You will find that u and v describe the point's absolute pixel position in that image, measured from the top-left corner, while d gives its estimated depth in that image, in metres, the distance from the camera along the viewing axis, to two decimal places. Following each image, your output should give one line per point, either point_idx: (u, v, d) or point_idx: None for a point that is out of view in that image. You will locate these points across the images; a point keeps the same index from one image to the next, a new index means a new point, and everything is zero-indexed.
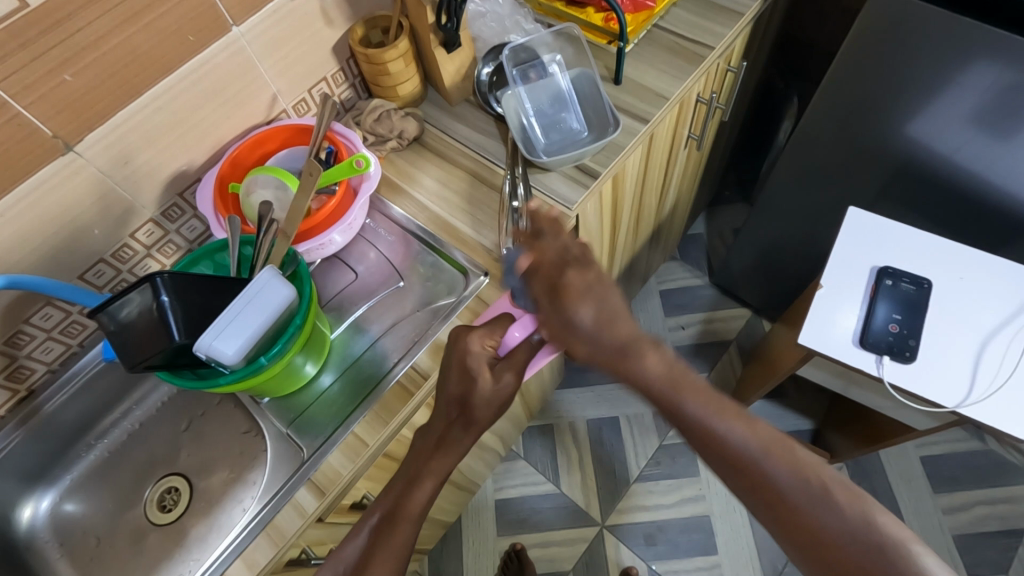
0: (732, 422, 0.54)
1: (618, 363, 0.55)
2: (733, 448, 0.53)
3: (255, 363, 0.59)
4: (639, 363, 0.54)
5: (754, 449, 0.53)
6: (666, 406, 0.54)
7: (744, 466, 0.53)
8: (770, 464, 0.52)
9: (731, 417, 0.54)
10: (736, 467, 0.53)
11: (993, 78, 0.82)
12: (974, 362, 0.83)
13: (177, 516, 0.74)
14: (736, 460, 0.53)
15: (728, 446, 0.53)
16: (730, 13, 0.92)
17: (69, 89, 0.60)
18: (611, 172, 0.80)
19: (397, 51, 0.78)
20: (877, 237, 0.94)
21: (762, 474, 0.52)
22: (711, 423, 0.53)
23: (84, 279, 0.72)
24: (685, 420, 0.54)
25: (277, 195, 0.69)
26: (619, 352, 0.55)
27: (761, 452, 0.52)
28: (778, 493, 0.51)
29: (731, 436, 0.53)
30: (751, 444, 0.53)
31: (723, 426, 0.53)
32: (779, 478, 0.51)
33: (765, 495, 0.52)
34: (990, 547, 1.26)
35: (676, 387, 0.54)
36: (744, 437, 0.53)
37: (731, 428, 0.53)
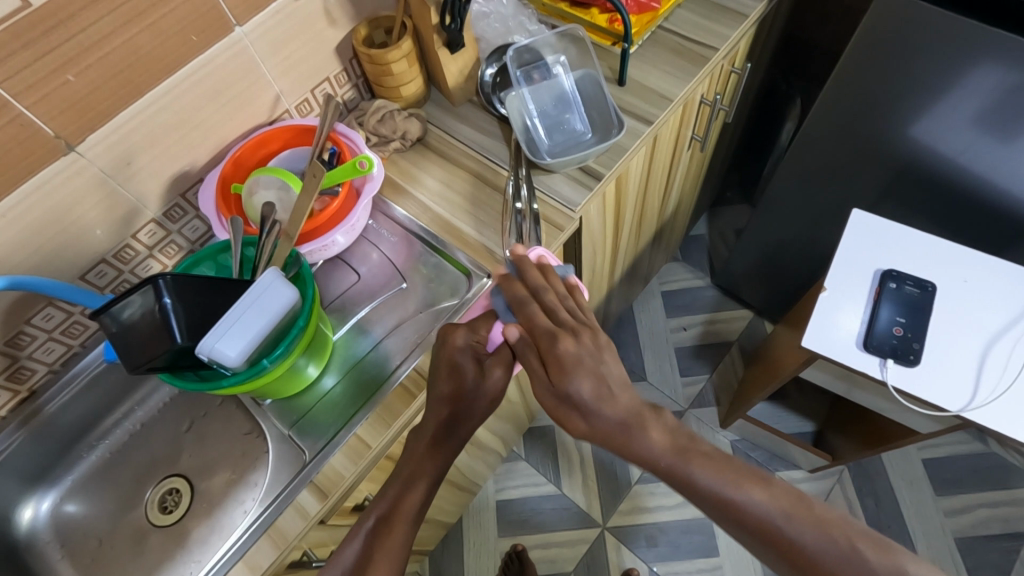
0: (750, 489, 0.52)
1: (620, 439, 0.54)
2: (755, 517, 0.50)
3: (257, 366, 0.59)
4: (640, 437, 0.54)
5: (774, 513, 0.50)
6: (677, 479, 0.53)
7: (770, 534, 0.50)
8: (784, 536, 0.49)
9: (746, 482, 0.52)
10: (762, 536, 0.50)
11: (998, 81, 0.82)
12: (978, 366, 0.82)
13: (178, 518, 0.74)
14: (760, 531, 0.50)
15: (748, 512, 0.51)
16: (734, 14, 0.91)
17: (71, 89, 0.59)
18: (615, 173, 0.80)
19: (400, 52, 0.78)
20: (881, 239, 0.93)
21: (788, 540, 0.49)
22: (727, 494, 0.52)
23: (85, 280, 0.71)
24: (701, 496, 0.52)
25: (280, 196, 0.68)
26: (620, 427, 0.54)
27: (782, 513, 0.50)
28: (808, 557, 0.48)
29: (751, 503, 0.51)
30: (773, 509, 0.51)
31: (742, 495, 0.51)
32: (808, 542, 0.49)
33: (794, 562, 0.49)
34: (992, 550, 1.26)
35: (684, 457, 0.53)
36: (762, 502, 0.51)
37: (751, 495, 0.51)
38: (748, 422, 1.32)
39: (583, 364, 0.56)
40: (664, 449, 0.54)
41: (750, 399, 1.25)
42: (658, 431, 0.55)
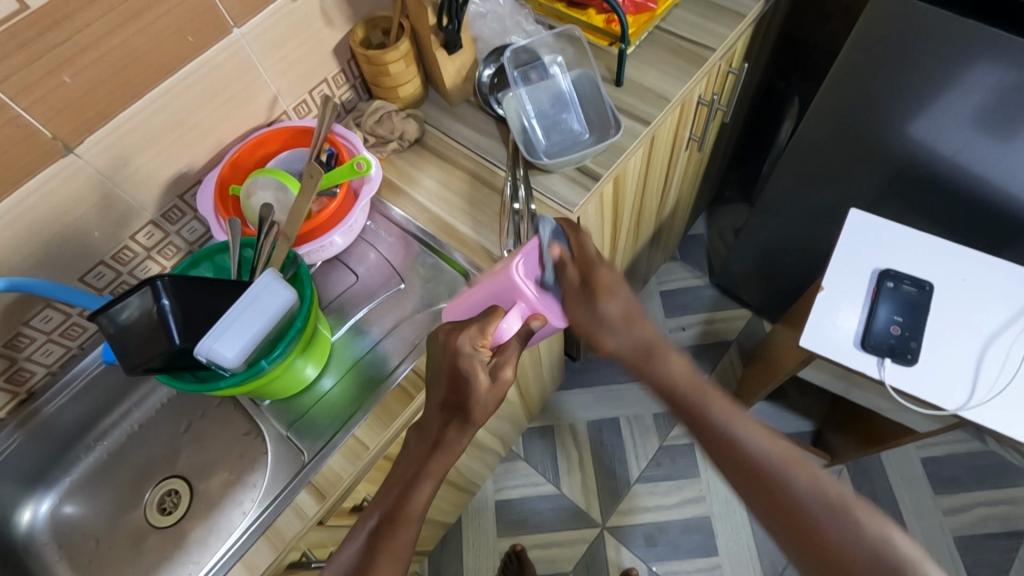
0: (754, 432, 0.55)
1: (641, 364, 0.61)
2: (750, 456, 0.54)
3: (255, 367, 0.59)
4: (659, 365, 0.60)
5: (775, 459, 0.54)
6: (689, 406, 0.58)
7: (766, 475, 0.53)
8: (781, 482, 0.52)
9: (753, 425, 0.56)
10: (759, 478, 0.53)
11: (995, 79, 0.82)
12: (975, 365, 0.82)
13: (177, 519, 0.74)
14: (757, 470, 0.53)
15: (746, 455, 0.54)
16: (732, 14, 0.92)
17: (68, 91, 0.60)
18: (613, 173, 0.80)
19: (397, 52, 0.78)
20: (879, 238, 0.93)
21: (783, 482, 0.52)
22: (725, 433, 0.56)
23: (83, 281, 0.71)
24: (709, 431, 0.57)
25: (278, 197, 0.68)
26: (642, 352, 0.61)
27: (776, 461, 0.53)
28: (801, 509, 0.51)
29: (751, 447, 0.55)
30: (773, 454, 0.54)
31: (743, 435, 0.55)
32: (801, 493, 0.51)
33: (782, 507, 0.51)
34: (990, 549, 1.26)
35: (699, 392, 0.58)
36: (766, 447, 0.54)
37: (753, 437, 0.55)
38: None
39: (617, 292, 0.63)
40: (678, 377, 0.60)
41: (748, 398, 1.25)
42: (678, 361, 0.60)
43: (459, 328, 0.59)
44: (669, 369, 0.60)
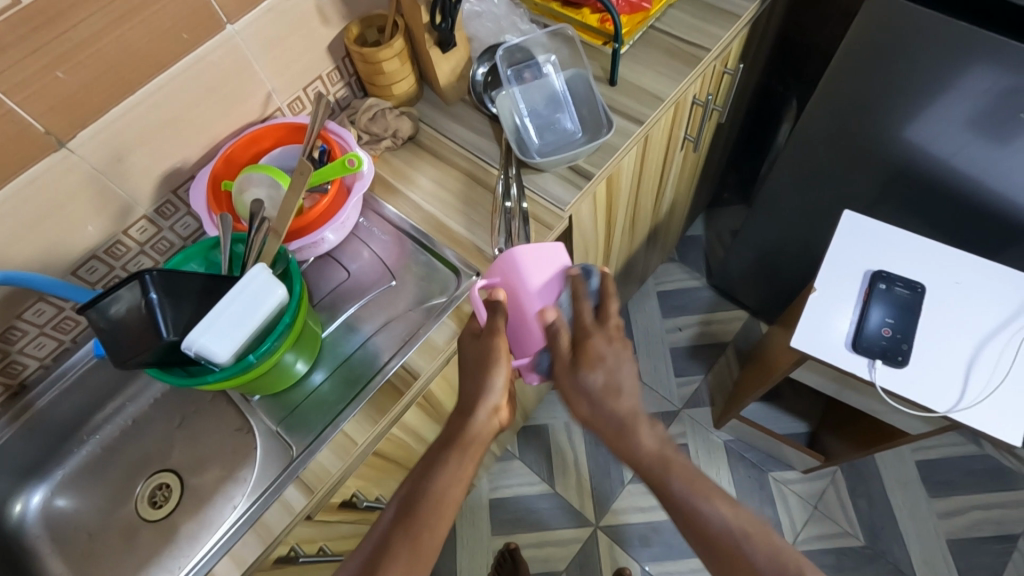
0: (715, 502, 0.57)
1: (617, 436, 0.59)
2: (710, 524, 0.56)
3: (244, 361, 0.59)
4: (634, 438, 0.58)
5: (734, 529, 0.56)
6: (656, 482, 0.58)
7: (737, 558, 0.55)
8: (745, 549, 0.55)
9: (714, 497, 0.57)
10: (726, 548, 0.56)
11: (991, 82, 0.82)
12: (967, 367, 0.82)
13: (168, 513, 0.74)
14: (719, 536, 0.56)
15: (709, 526, 0.56)
16: (728, 15, 0.92)
17: (62, 86, 0.60)
18: (605, 173, 0.80)
19: (392, 50, 0.78)
20: (874, 240, 0.93)
21: (744, 557, 0.55)
22: (692, 505, 0.57)
23: (76, 276, 0.72)
24: (672, 500, 0.58)
25: (270, 193, 0.69)
26: (619, 426, 0.59)
27: (745, 531, 0.56)
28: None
29: (711, 514, 0.56)
30: (734, 527, 0.56)
31: (709, 509, 0.56)
32: (759, 564, 0.54)
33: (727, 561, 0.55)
34: (985, 552, 1.26)
35: (666, 466, 0.58)
36: (724, 517, 0.56)
37: (717, 510, 0.56)
38: (742, 422, 1.33)
39: (604, 361, 0.59)
40: (655, 454, 0.58)
41: (744, 399, 1.25)
42: (649, 434, 0.58)
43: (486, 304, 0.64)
44: (641, 444, 0.58)
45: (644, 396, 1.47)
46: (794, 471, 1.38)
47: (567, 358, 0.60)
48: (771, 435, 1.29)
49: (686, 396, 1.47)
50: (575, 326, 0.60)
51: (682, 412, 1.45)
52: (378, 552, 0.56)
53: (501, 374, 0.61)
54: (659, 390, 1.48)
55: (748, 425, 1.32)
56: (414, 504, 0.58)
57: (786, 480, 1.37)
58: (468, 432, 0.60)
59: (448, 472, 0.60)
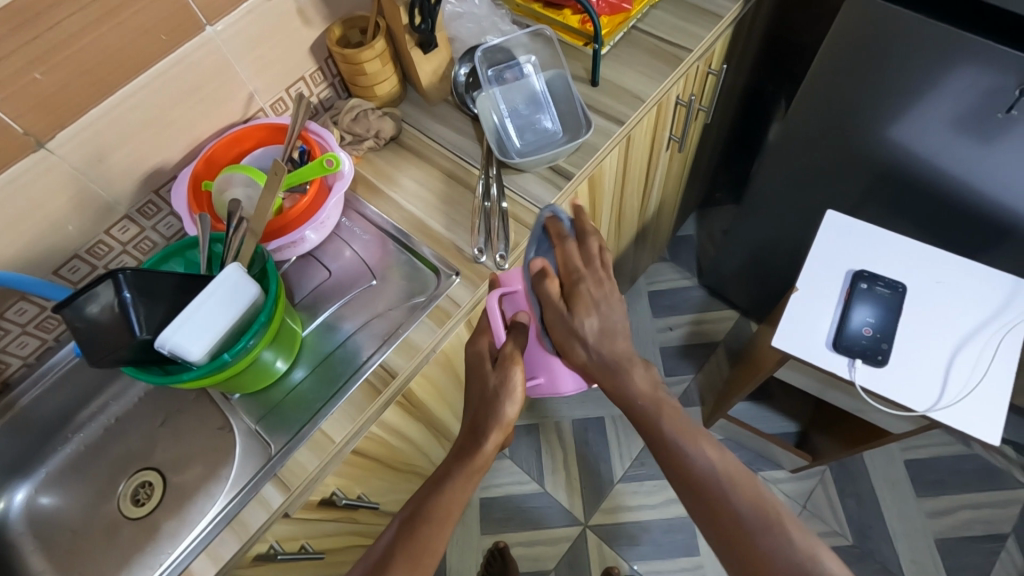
0: (702, 447, 0.58)
1: (609, 377, 0.60)
2: (701, 470, 0.57)
3: (218, 359, 0.59)
4: (625, 378, 0.60)
5: (718, 472, 0.57)
6: (643, 422, 0.60)
7: (713, 498, 0.57)
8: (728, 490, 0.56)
9: (702, 441, 0.58)
10: (706, 494, 0.57)
11: (973, 82, 0.82)
12: (947, 366, 0.83)
13: (150, 510, 0.75)
14: (703, 480, 0.57)
15: (696, 473, 0.58)
16: (711, 15, 0.92)
17: (41, 87, 0.60)
18: (586, 173, 0.81)
19: (373, 51, 0.79)
20: (856, 240, 0.94)
21: (725, 497, 0.56)
22: (681, 455, 0.58)
23: (58, 275, 0.72)
24: (662, 444, 0.59)
25: (248, 193, 0.69)
26: (611, 367, 0.60)
27: (731, 475, 0.57)
28: (737, 520, 0.56)
29: (699, 462, 0.58)
30: (719, 470, 0.57)
31: (696, 455, 0.58)
32: (740, 508, 0.56)
33: (717, 513, 0.56)
34: (973, 551, 1.26)
35: (657, 408, 0.59)
36: (710, 462, 0.58)
37: (702, 453, 0.58)
38: (730, 421, 1.33)
39: (598, 306, 0.62)
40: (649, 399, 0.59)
41: (733, 398, 1.26)
42: (639, 374, 0.60)
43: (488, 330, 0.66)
44: (633, 387, 0.59)
45: None
46: (784, 470, 1.38)
47: (559, 305, 0.62)
48: (759, 434, 1.29)
49: (676, 395, 1.47)
50: (553, 287, 0.63)
51: None
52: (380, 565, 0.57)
53: (513, 404, 0.60)
54: None
55: (737, 425, 1.32)
56: (419, 520, 0.59)
57: (775, 479, 1.38)
58: (477, 455, 0.60)
59: (451, 491, 0.60)
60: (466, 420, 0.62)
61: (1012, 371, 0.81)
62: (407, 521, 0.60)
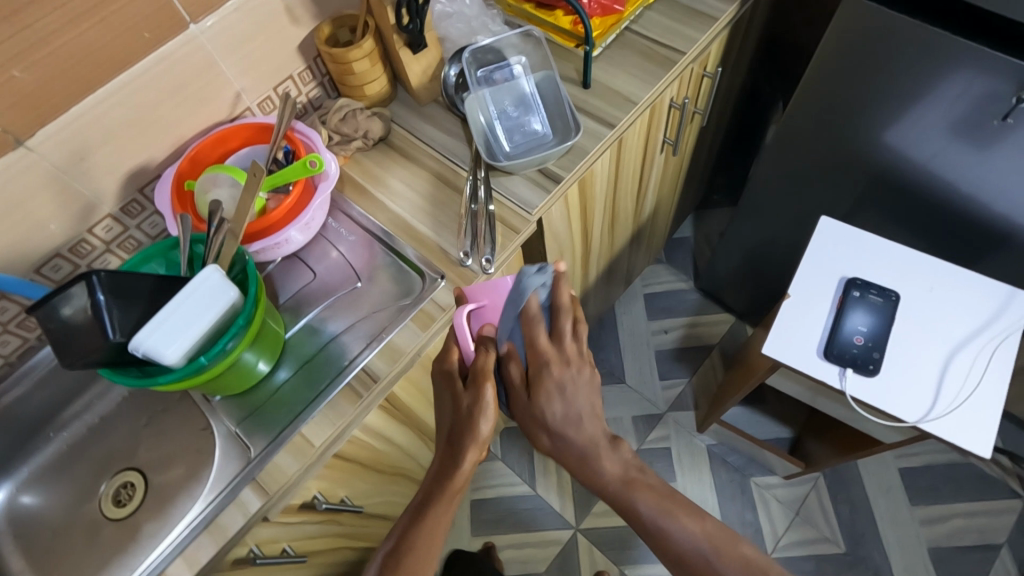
0: (684, 522, 0.62)
1: (582, 463, 0.62)
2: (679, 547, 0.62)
3: (195, 363, 0.59)
4: (597, 465, 0.62)
5: (703, 546, 0.61)
6: (621, 503, 0.63)
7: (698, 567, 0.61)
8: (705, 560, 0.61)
9: (683, 517, 0.62)
10: (689, 566, 0.62)
11: (970, 88, 0.81)
12: (938, 377, 0.82)
13: (131, 512, 0.74)
14: (689, 559, 0.61)
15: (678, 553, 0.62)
16: (705, 17, 0.91)
17: (19, 85, 0.60)
18: (575, 176, 0.80)
19: (361, 51, 0.78)
20: (850, 247, 0.92)
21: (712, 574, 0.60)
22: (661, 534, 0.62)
23: (40, 274, 0.72)
24: (643, 525, 0.63)
25: (232, 194, 0.68)
26: (582, 453, 0.61)
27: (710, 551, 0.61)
28: None
29: (682, 543, 0.62)
30: (704, 545, 0.61)
31: (678, 529, 0.62)
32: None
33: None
34: (966, 560, 1.25)
35: (629, 487, 0.62)
36: (695, 538, 0.62)
37: (684, 529, 0.62)
38: (724, 426, 1.32)
39: (561, 389, 0.61)
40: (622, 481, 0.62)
41: (726, 402, 1.25)
42: (611, 462, 0.62)
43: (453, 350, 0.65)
44: (612, 474, 0.62)
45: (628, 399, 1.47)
46: (777, 476, 1.37)
47: (520, 391, 0.62)
48: (752, 440, 1.28)
49: (670, 399, 1.47)
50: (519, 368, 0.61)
51: (666, 415, 1.44)
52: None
53: (488, 422, 0.60)
54: (643, 393, 1.47)
55: (730, 430, 1.32)
56: (403, 549, 0.62)
57: (768, 484, 1.37)
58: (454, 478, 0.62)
59: (433, 516, 0.62)
60: (443, 439, 0.64)
61: (1004, 382, 0.80)
62: (390, 554, 0.62)
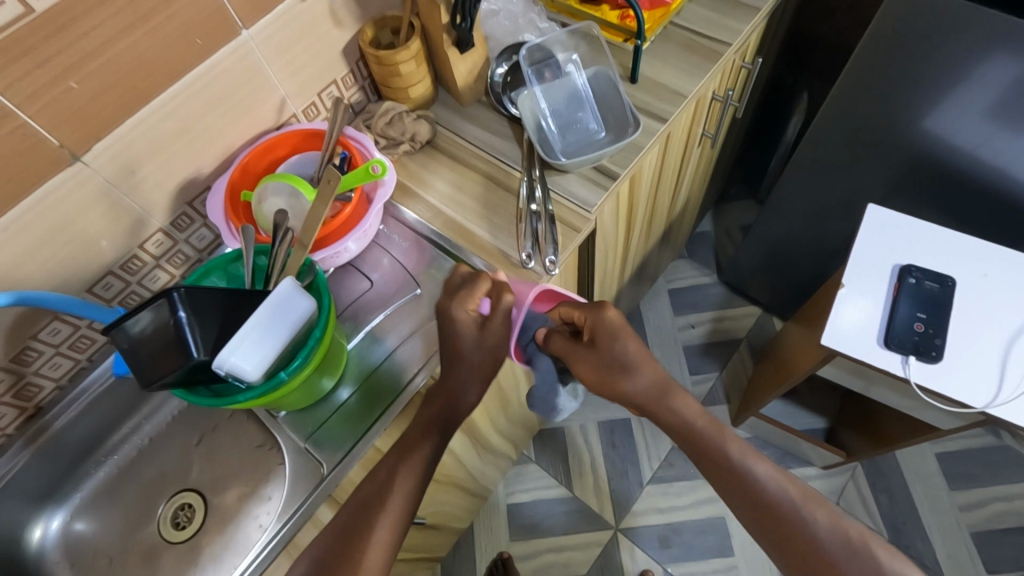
0: (758, 463, 0.64)
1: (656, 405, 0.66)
2: (818, 540, 0.60)
3: (275, 379, 0.58)
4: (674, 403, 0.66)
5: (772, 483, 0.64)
6: (693, 440, 0.66)
7: (773, 509, 0.62)
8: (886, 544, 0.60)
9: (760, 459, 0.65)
10: (760, 508, 0.63)
11: (1014, 71, 0.78)
12: (1000, 363, 0.81)
13: (193, 534, 0.72)
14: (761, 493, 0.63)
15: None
16: (746, 8, 0.90)
17: (75, 97, 0.57)
18: (630, 173, 0.79)
19: (408, 53, 0.76)
20: (897, 234, 0.92)
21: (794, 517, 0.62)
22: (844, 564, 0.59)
23: (92, 292, 0.70)
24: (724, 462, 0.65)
25: (291, 203, 0.66)
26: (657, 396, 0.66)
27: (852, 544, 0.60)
28: (812, 545, 0.60)
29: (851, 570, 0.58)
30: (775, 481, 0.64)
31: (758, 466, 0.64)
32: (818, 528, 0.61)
33: (778, 523, 0.62)
34: (1008, 543, 1.25)
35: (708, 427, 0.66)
36: (767, 476, 0.64)
37: (760, 469, 0.64)
38: (760, 420, 1.30)
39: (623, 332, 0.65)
40: (779, 486, 0.63)
41: (762, 399, 1.23)
42: (763, 465, 0.64)
43: (451, 297, 0.66)
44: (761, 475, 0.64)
45: None
46: (814, 467, 1.36)
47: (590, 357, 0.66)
48: (790, 432, 1.26)
49: (701, 394, 1.45)
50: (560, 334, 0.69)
51: None
52: (343, 547, 0.58)
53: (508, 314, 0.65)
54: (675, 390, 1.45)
55: (767, 424, 1.29)
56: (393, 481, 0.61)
57: (806, 476, 1.35)
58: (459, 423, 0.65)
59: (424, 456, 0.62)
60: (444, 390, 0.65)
61: None
62: (378, 494, 0.61)
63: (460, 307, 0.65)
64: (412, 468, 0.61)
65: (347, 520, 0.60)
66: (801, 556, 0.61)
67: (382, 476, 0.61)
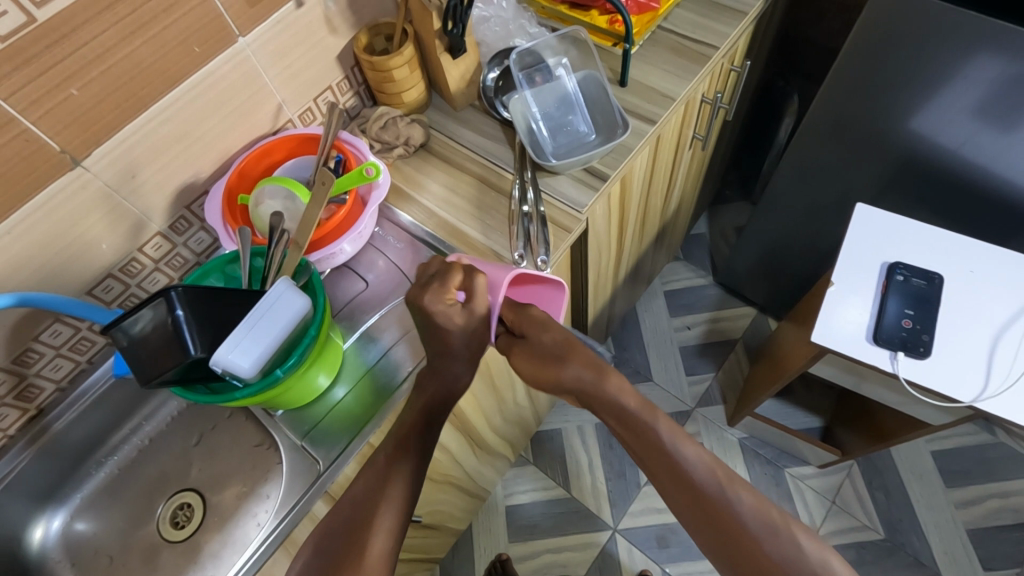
0: (689, 446, 0.64)
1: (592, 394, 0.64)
2: (741, 521, 0.61)
3: (270, 377, 0.59)
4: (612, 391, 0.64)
5: (700, 467, 0.63)
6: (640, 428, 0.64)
7: (703, 490, 0.62)
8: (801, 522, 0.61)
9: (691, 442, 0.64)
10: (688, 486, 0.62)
11: (997, 71, 0.80)
12: (987, 357, 0.82)
13: (192, 533, 0.73)
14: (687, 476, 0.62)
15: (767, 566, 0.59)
16: (733, 12, 0.92)
17: (76, 103, 0.59)
18: (620, 174, 0.80)
19: (402, 58, 0.77)
20: (884, 231, 0.93)
21: (722, 498, 0.61)
22: (755, 540, 0.60)
23: (92, 295, 0.71)
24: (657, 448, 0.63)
25: (287, 205, 0.68)
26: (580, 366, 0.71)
27: (773, 524, 0.60)
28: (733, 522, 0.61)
29: (770, 550, 0.59)
30: (703, 466, 0.63)
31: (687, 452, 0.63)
32: (736, 504, 0.61)
33: (703, 507, 0.62)
34: (1003, 540, 1.26)
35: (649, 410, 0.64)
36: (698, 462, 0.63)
37: (690, 454, 0.63)
38: (757, 420, 1.30)
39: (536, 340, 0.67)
40: (705, 468, 0.63)
41: (756, 398, 1.24)
42: (694, 449, 0.64)
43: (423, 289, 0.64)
44: (693, 459, 0.63)
45: (658, 397, 1.46)
46: (810, 466, 1.37)
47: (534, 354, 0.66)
48: (787, 430, 1.27)
49: (698, 395, 1.46)
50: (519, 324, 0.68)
51: (696, 411, 1.43)
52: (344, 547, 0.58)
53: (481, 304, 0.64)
54: (671, 390, 1.46)
55: (764, 423, 1.30)
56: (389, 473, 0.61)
57: (802, 475, 1.36)
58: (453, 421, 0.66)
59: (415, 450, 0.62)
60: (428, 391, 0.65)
61: None
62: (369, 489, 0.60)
63: (435, 299, 0.63)
64: (407, 465, 0.61)
65: (348, 514, 0.60)
66: (719, 530, 0.61)
67: (381, 465, 0.62)
